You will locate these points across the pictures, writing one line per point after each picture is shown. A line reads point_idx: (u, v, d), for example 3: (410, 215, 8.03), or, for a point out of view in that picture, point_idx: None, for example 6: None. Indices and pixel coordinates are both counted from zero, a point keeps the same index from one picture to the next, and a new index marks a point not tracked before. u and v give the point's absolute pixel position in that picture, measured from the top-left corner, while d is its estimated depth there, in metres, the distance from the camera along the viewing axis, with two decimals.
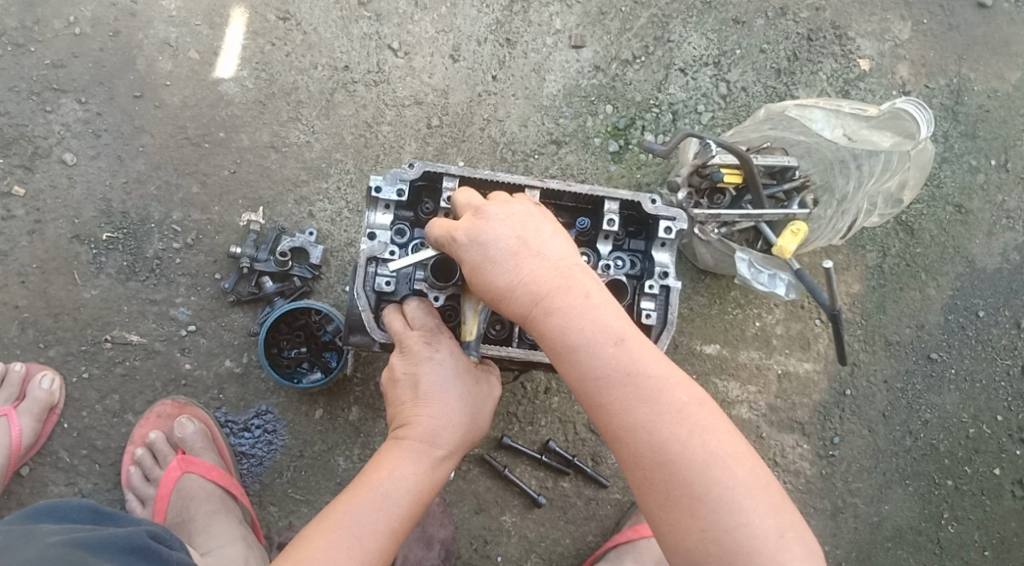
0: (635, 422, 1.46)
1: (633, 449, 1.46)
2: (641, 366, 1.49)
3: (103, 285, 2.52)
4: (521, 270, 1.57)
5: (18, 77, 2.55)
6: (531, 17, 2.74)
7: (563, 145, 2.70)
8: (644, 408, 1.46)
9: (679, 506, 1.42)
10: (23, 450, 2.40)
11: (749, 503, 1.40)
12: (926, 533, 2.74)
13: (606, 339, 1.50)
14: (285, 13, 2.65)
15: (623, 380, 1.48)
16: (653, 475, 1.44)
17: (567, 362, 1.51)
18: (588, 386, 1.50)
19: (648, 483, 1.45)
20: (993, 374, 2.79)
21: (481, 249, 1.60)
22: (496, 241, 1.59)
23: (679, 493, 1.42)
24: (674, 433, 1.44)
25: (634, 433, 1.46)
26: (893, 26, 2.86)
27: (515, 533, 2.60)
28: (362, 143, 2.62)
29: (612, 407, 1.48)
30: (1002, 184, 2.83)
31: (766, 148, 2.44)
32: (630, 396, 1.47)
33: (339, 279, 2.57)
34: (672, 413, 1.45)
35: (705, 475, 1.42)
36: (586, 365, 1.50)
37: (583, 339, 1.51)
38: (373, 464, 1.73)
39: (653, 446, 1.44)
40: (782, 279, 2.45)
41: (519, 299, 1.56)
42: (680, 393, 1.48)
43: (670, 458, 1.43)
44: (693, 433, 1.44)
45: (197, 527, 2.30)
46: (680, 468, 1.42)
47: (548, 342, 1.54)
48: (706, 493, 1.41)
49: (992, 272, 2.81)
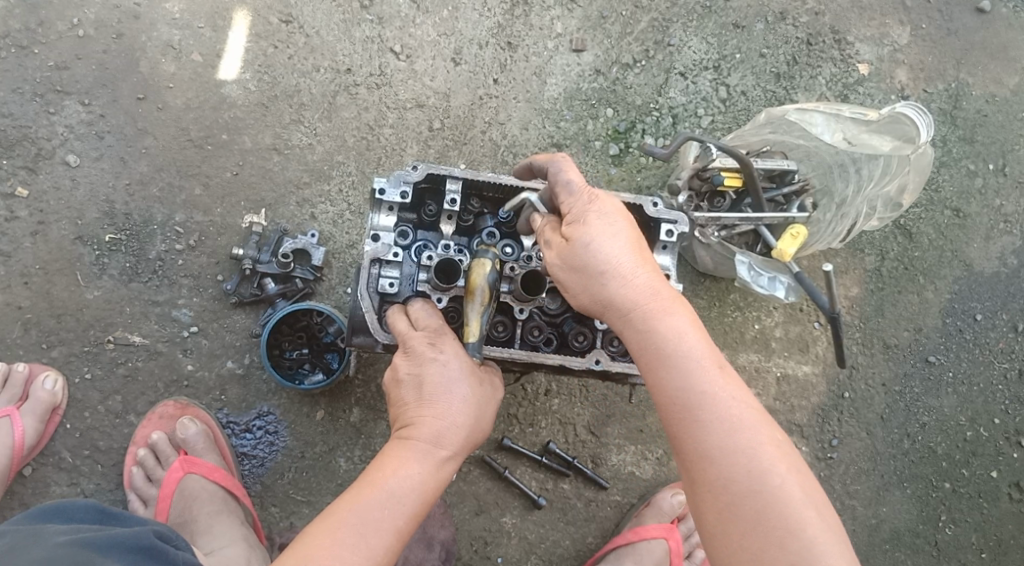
0: (733, 446, 1.49)
1: (724, 471, 1.48)
2: (741, 396, 1.55)
3: (106, 286, 2.53)
4: (644, 262, 1.68)
5: (21, 79, 2.56)
6: (533, 21, 2.76)
7: (563, 148, 2.71)
8: (742, 432, 1.50)
9: (769, 532, 1.43)
10: (25, 450, 2.41)
11: (833, 544, 1.42)
12: (924, 535, 2.76)
13: (712, 361, 1.58)
14: (287, 17, 2.67)
15: (726, 402, 1.53)
16: (742, 500, 1.46)
17: (675, 368, 1.57)
18: (693, 399, 1.54)
19: (734, 509, 1.46)
20: (991, 378, 2.81)
21: (614, 228, 1.69)
22: (623, 230, 1.69)
23: (768, 520, 1.44)
24: (770, 461, 1.48)
25: (731, 455, 1.49)
26: (891, 31, 2.88)
27: (515, 535, 2.61)
28: (364, 145, 2.64)
29: (713, 427, 1.51)
30: (1000, 189, 2.85)
31: (766, 152, 2.49)
32: (734, 419, 1.51)
33: (340, 281, 2.58)
34: (770, 446, 1.50)
35: (796, 509, 1.44)
36: (692, 378, 1.55)
37: (693, 349, 1.58)
38: (378, 464, 1.74)
39: (751, 470, 1.47)
40: (782, 281, 2.45)
41: (639, 288, 1.64)
42: (771, 428, 1.54)
43: (767, 485, 1.46)
44: (789, 468, 1.48)
45: (199, 527, 2.31)
46: (773, 498, 1.45)
47: (661, 340, 1.60)
48: (797, 526, 1.43)
49: (990, 276, 2.82)
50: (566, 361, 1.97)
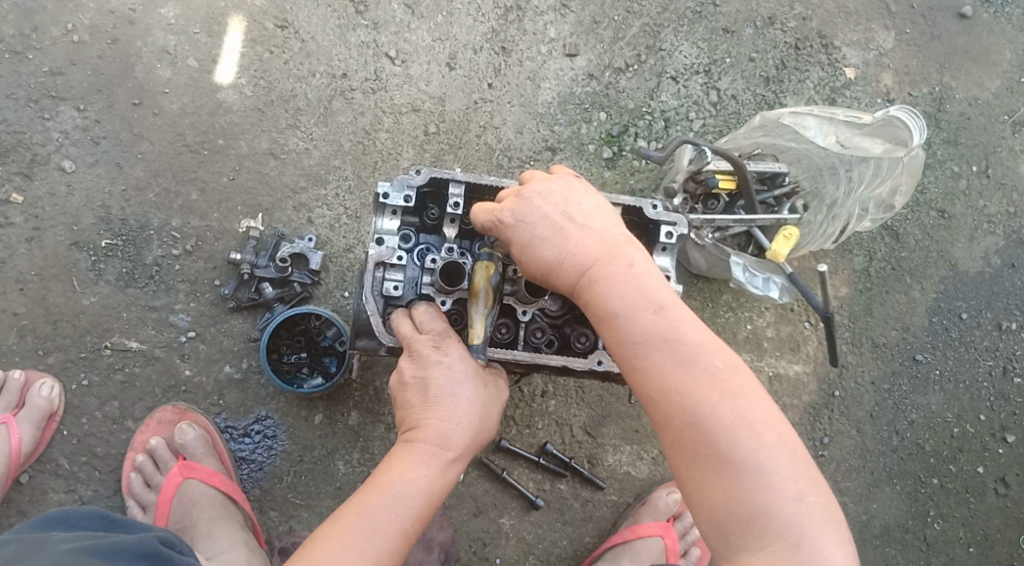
0: (670, 384, 1.52)
1: (666, 410, 1.52)
2: (679, 335, 1.55)
3: (102, 292, 2.52)
4: (565, 248, 1.67)
5: (16, 85, 2.55)
6: (526, 26, 2.79)
7: (558, 152, 2.74)
8: (682, 371, 1.52)
9: (714, 461, 1.47)
10: (22, 457, 2.40)
11: (774, 469, 1.45)
12: (913, 531, 2.81)
13: (645, 306, 1.58)
14: (283, 22, 2.68)
15: (660, 345, 1.54)
16: (683, 436, 1.50)
17: (608, 326, 1.60)
18: (629, 348, 1.57)
19: (677, 444, 1.51)
20: (976, 375, 2.87)
21: (526, 231, 1.70)
22: (539, 221, 1.70)
23: (706, 453, 1.47)
24: (713, 395, 1.50)
25: (668, 394, 1.52)
26: (877, 35, 2.93)
27: (513, 535, 2.64)
28: (361, 149, 2.65)
29: (649, 370, 1.55)
30: (983, 190, 2.91)
31: (758, 154, 2.52)
32: (671, 359, 1.53)
33: (337, 285, 2.59)
34: (706, 380, 1.51)
35: (734, 438, 1.46)
36: (626, 329, 1.57)
37: (624, 302, 1.59)
38: (384, 467, 1.75)
39: (692, 406, 1.50)
40: (775, 283, 2.53)
41: (564, 270, 1.67)
42: (712, 359, 1.53)
43: (703, 418, 1.49)
44: (727, 398, 1.49)
45: (199, 533, 2.31)
46: (709, 431, 1.48)
47: (592, 309, 1.63)
48: (735, 456, 1.46)
49: (974, 275, 2.89)
50: (568, 362, 2.00)
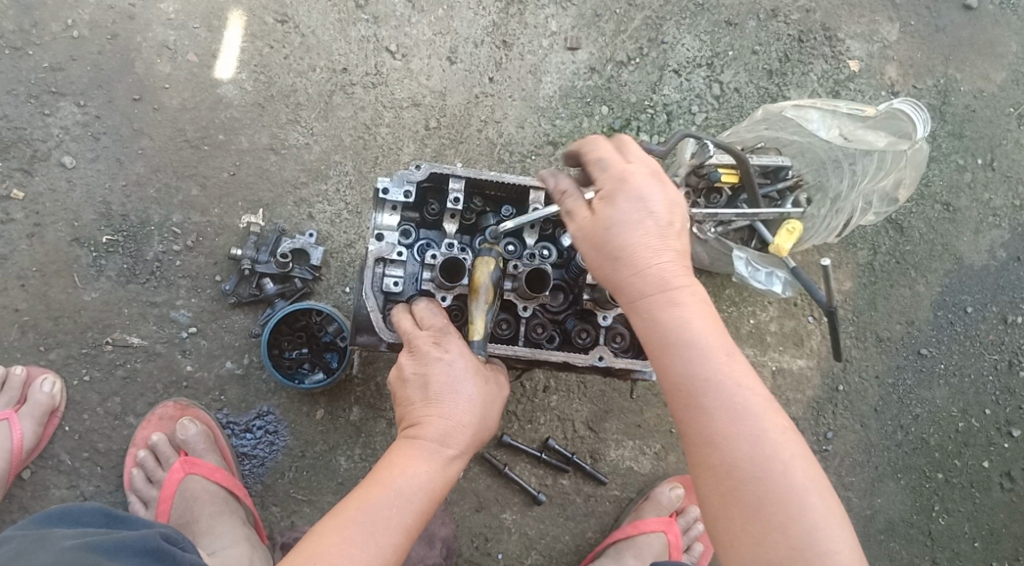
0: (738, 431, 1.53)
1: (728, 458, 1.52)
2: (748, 384, 1.57)
3: (103, 288, 2.52)
4: (661, 247, 1.67)
5: (16, 81, 2.54)
6: (527, 20, 2.77)
7: (559, 146, 2.73)
8: (744, 419, 1.53)
9: (762, 515, 1.49)
10: (24, 453, 2.40)
11: (837, 534, 1.46)
12: (918, 526, 2.79)
13: (719, 348, 1.59)
14: (283, 16, 2.67)
15: (732, 390, 1.55)
16: (745, 487, 1.50)
17: (679, 354, 1.59)
18: (699, 386, 1.56)
19: (738, 496, 1.50)
20: (981, 369, 2.85)
21: (633, 210, 1.68)
22: (646, 208, 1.68)
23: (770, 508, 1.48)
24: (772, 448, 1.52)
25: (733, 441, 1.52)
26: (881, 27, 2.91)
27: (515, 531, 2.63)
28: (361, 144, 2.64)
29: (716, 414, 1.54)
30: (988, 183, 2.89)
31: (760, 148, 2.49)
32: (739, 406, 1.54)
33: (338, 280, 2.59)
34: (775, 433, 1.53)
35: (800, 498, 1.49)
36: (696, 364, 1.58)
37: (701, 336, 1.60)
38: (384, 463, 1.75)
39: (751, 456, 1.51)
40: (778, 277, 2.49)
41: (650, 271, 1.66)
42: (778, 415, 1.56)
43: (769, 472, 1.50)
44: (793, 456, 1.52)
45: (200, 529, 2.31)
46: (776, 486, 1.49)
47: (668, 323, 1.62)
48: (799, 516, 1.47)
49: (979, 268, 2.87)
50: (569, 358, 1.99)
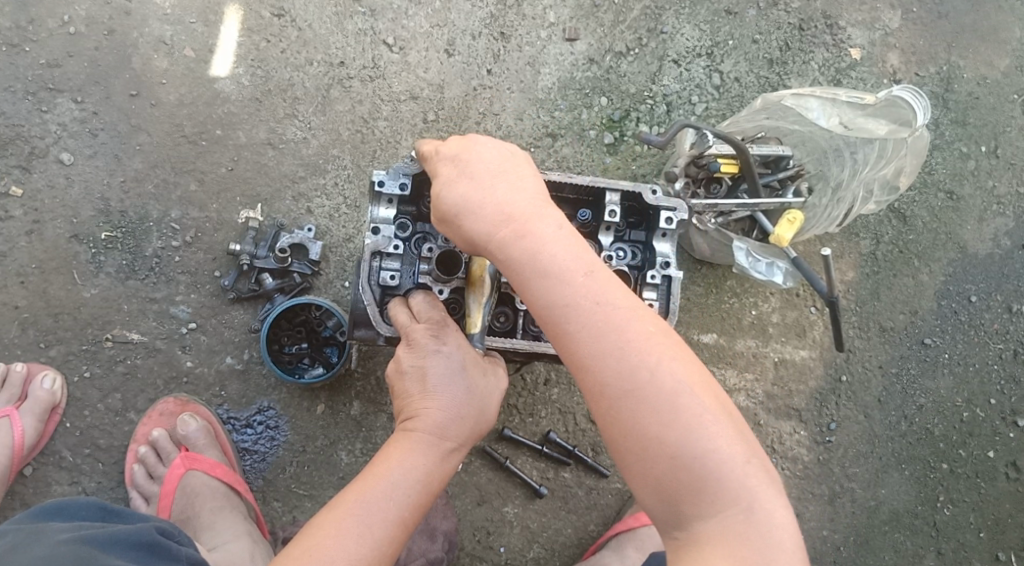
0: (605, 347, 1.45)
1: (600, 376, 1.45)
2: (608, 296, 1.48)
3: (103, 284, 2.52)
4: (500, 182, 1.55)
5: (13, 77, 2.54)
6: (525, 11, 2.75)
7: (558, 138, 2.71)
8: (611, 335, 1.46)
9: (645, 429, 1.42)
10: (26, 450, 2.41)
11: (720, 432, 1.42)
12: (922, 516, 2.78)
13: (576, 269, 1.49)
14: (280, 10, 2.65)
15: (593, 309, 1.47)
16: (622, 404, 1.43)
17: (537, 284, 1.49)
18: (563, 311, 1.47)
19: (616, 414, 1.44)
20: (986, 359, 2.83)
21: (465, 156, 1.60)
22: (480, 156, 1.59)
23: (650, 422, 1.42)
24: (644, 360, 1.44)
25: (603, 361, 1.45)
26: (883, 14, 2.88)
27: (517, 524, 2.63)
28: (359, 138, 2.63)
29: (581, 333, 1.46)
30: (993, 170, 2.86)
31: (761, 138, 2.48)
32: (605, 325, 1.46)
33: (338, 275, 2.58)
34: (642, 344, 1.45)
35: (677, 403, 1.42)
36: (556, 292, 1.48)
37: (554, 258, 1.49)
38: (381, 456, 1.74)
39: (623, 371, 1.44)
40: (779, 268, 2.49)
41: (491, 207, 1.53)
42: (644, 322, 1.48)
43: (644, 383, 1.43)
44: (665, 362, 1.44)
45: (202, 524, 2.31)
46: (651, 397, 1.42)
47: (521, 251, 1.50)
48: (679, 423, 1.41)
49: (983, 257, 2.84)
50: None
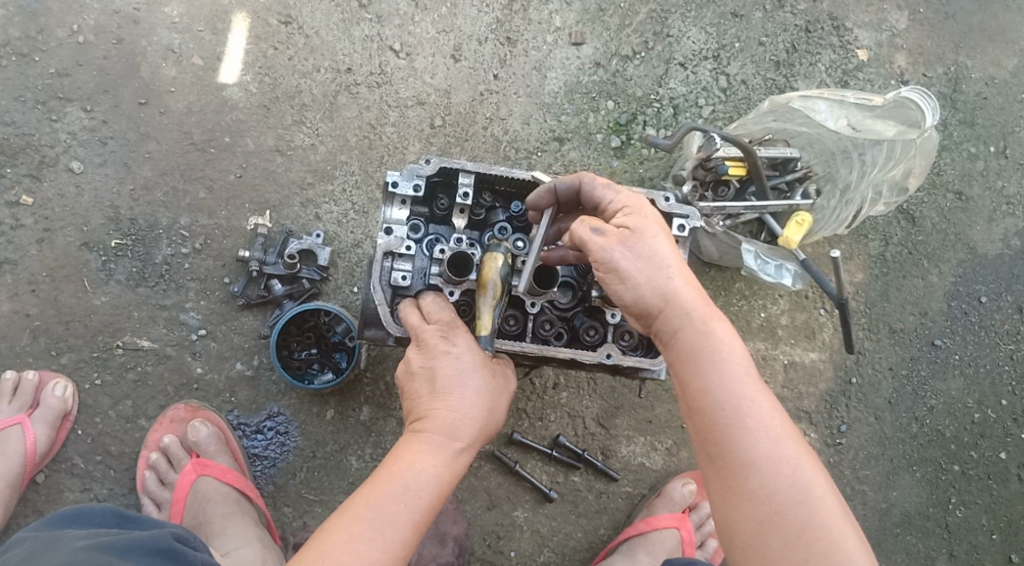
0: (779, 452, 1.50)
1: (765, 476, 1.49)
2: (780, 408, 1.57)
3: (113, 292, 2.53)
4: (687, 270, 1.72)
5: (23, 87, 2.56)
6: (531, 16, 2.76)
7: (565, 142, 2.72)
8: (781, 440, 1.52)
9: (808, 538, 1.44)
10: (38, 457, 2.42)
11: (868, 553, 1.45)
12: (934, 518, 2.77)
13: (752, 373, 1.58)
14: (287, 17, 2.67)
15: (767, 413, 1.53)
16: (785, 509, 1.47)
17: (719, 375, 1.56)
18: (741, 409, 1.53)
19: (778, 516, 1.47)
20: (997, 359, 2.82)
21: (665, 233, 1.73)
22: (669, 242, 1.72)
23: (811, 531, 1.45)
24: (808, 470, 1.50)
25: (774, 463, 1.49)
26: (890, 16, 2.87)
27: (527, 528, 2.62)
28: (367, 144, 2.64)
29: (756, 434, 1.51)
30: (1002, 170, 2.85)
31: (769, 140, 2.46)
32: (776, 430, 1.52)
33: (346, 280, 2.59)
34: (808, 457, 1.52)
35: (835, 520, 1.46)
36: (736, 387, 1.55)
37: (733, 358, 1.58)
38: (392, 458, 1.74)
39: (791, 479, 1.48)
40: (788, 270, 2.49)
41: (681, 284, 1.67)
42: (804, 442, 1.55)
43: (808, 494, 1.47)
44: (825, 479, 1.51)
45: (213, 529, 2.31)
46: (812, 509, 1.46)
47: (708, 340, 1.60)
48: (834, 536, 1.44)
49: (993, 258, 2.83)
50: (577, 355, 1.98)
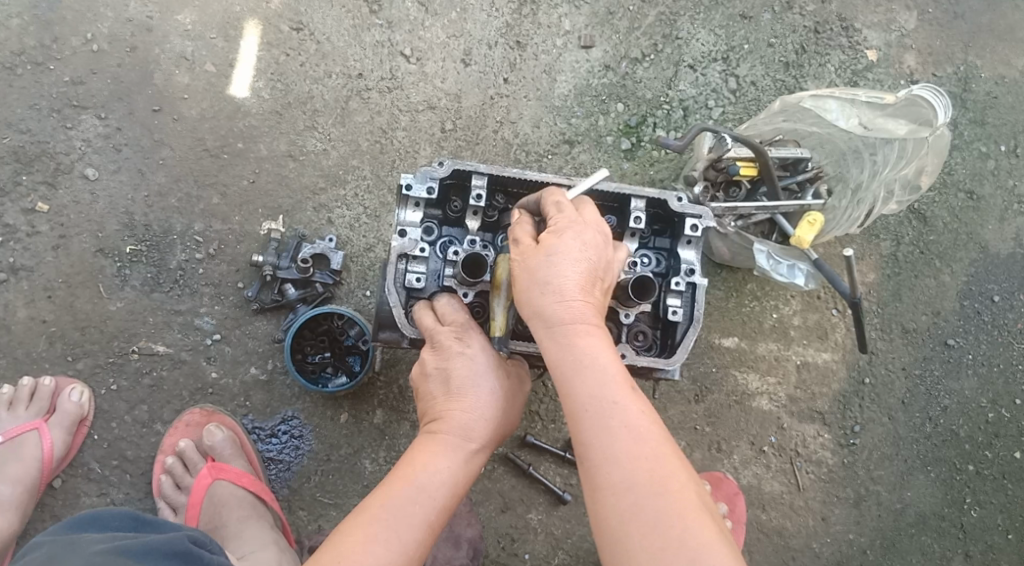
0: (632, 459, 1.47)
1: (611, 483, 1.46)
2: (651, 413, 1.55)
3: (129, 297, 2.55)
4: (590, 297, 1.65)
5: (38, 95, 2.58)
6: (541, 20, 2.77)
7: (575, 144, 2.73)
8: (643, 439, 1.49)
9: (664, 533, 1.40)
10: (55, 462, 2.44)
11: (728, 550, 1.39)
12: (949, 518, 2.75)
13: (624, 380, 1.57)
14: (299, 24, 2.69)
15: (634, 415, 1.52)
16: (643, 506, 1.43)
17: (588, 377, 1.55)
18: (602, 408, 1.52)
19: (635, 513, 1.43)
20: (1010, 359, 2.81)
21: (580, 248, 1.67)
22: (581, 260, 1.66)
23: (665, 523, 1.41)
24: (670, 469, 1.46)
25: (633, 462, 1.47)
26: (898, 16, 2.87)
27: (541, 531, 2.62)
28: (378, 148, 2.66)
29: (619, 435, 1.50)
30: (1013, 169, 2.85)
31: (779, 140, 2.47)
32: (640, 429, 1.51)
33: (359, 284, 2.60)
34: (673, 459, 1.49)
35: (690, 514, 1.42)
36: (600, 391, 1.54)
37: (606, 366, 1.57)
38: (407, 459, 1.75)
39: (650, 475, 1.45)
40: (801, 270, 2.49)
41: (570, 300, 1.62)
42: (676, 446, 1.52)
43: (668, 490, 1.44)
44: (687, 481, 1.47)
45: (229, 533, 2.32)
46: (672, 502, 1.42)
47: (582, 344, 1.59)
48: (689, 531, 1.39)
49: (1005, 257, 2.82)
50: None
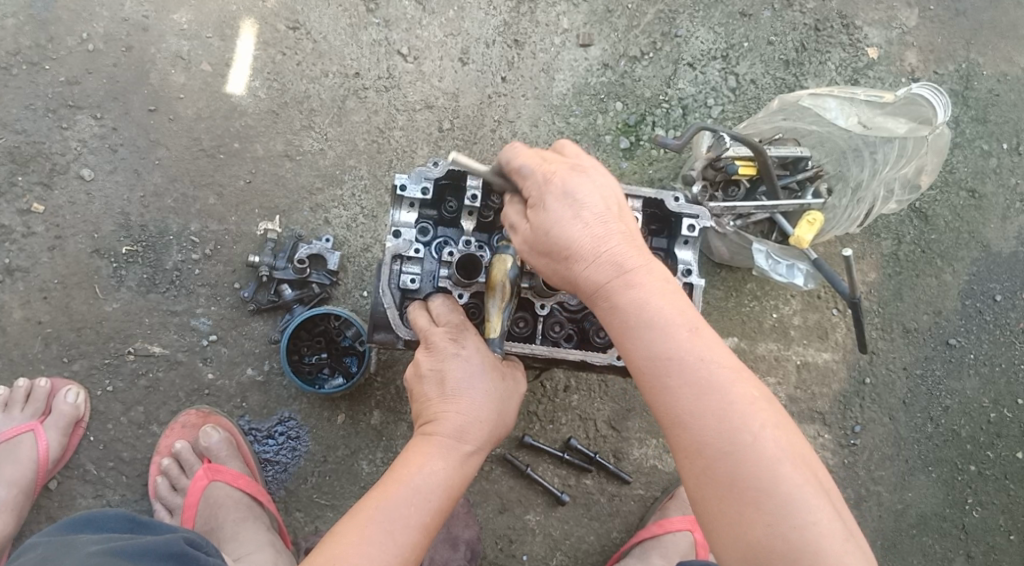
0: (728, 419, 1.44)
1: (701, 442, 1.44)
2: (718, 356, 1.49)
3: (125, 298, 2.54)
4: (616, 232, 1.58)
5: (34, 95, 2.57)
6: (539, 18, 2.76)
7: (574, 143, 2.71)
8: (711, 392, 1.46)
9: (742, 494, 1.41)
10: (51, 463, 2.43)
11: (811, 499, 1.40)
12: (951, 519, 2.74)
13: (681, 326, 1.51)
14: (295, 23, 2.67)
15: (697, 365, 1.47)
16: (718, 465, 1.43)
17: (643, 337, 1.51)
18: (665, 365, 1.48)
19: (712, 474, 1.44)
20: (1013, 358, 2.79)
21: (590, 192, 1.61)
22: (594, 203, 1.60)
23: (744, 484, 1.41)
24: (743, 419, 1.44)
25: (702, 419, 1.45)
26: (900, 13, 2.85)
27: (539, 532, 2.61)
28: (375, 148, 2.64)
29: (685, 392, 1.47)
30: (1015, 167, 2.82)
31: (779, 139, 2.45)
32: (705, 381, 1.46)
33: (356, 284, 2.59)
34: (745, 405, 1.45)
35: (769, 468, 1.41)
36: (658, 347, 1.49)
37: (659, 317, 1.51)
38: (402, 461, 1.74)
39: (723, 432, 1.43)
40: (800, 269, 2.47)
41: (605, 252, 1.56)
42: (750, 386, 1.48)
43: (742, 445, 1.42)
44: (765, 428, 1.44)
45: (225, 535, 2.31)
46: (748, 458, 1.42)
47: (630, 300, 1.53)
48: (772, 486, 1.40)
49: (1007, 256, 2.80)
50: (587, 356, 1.97)
